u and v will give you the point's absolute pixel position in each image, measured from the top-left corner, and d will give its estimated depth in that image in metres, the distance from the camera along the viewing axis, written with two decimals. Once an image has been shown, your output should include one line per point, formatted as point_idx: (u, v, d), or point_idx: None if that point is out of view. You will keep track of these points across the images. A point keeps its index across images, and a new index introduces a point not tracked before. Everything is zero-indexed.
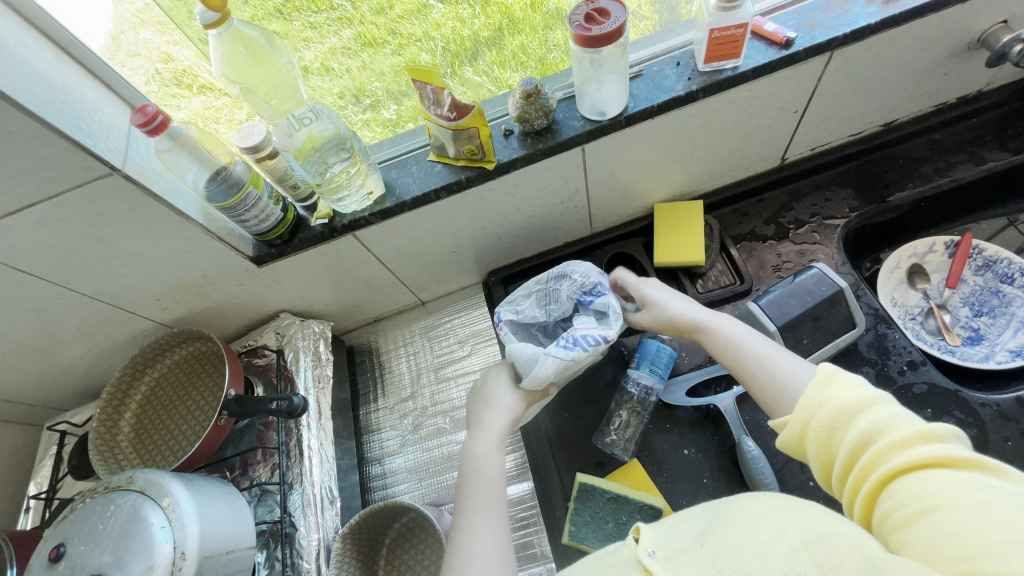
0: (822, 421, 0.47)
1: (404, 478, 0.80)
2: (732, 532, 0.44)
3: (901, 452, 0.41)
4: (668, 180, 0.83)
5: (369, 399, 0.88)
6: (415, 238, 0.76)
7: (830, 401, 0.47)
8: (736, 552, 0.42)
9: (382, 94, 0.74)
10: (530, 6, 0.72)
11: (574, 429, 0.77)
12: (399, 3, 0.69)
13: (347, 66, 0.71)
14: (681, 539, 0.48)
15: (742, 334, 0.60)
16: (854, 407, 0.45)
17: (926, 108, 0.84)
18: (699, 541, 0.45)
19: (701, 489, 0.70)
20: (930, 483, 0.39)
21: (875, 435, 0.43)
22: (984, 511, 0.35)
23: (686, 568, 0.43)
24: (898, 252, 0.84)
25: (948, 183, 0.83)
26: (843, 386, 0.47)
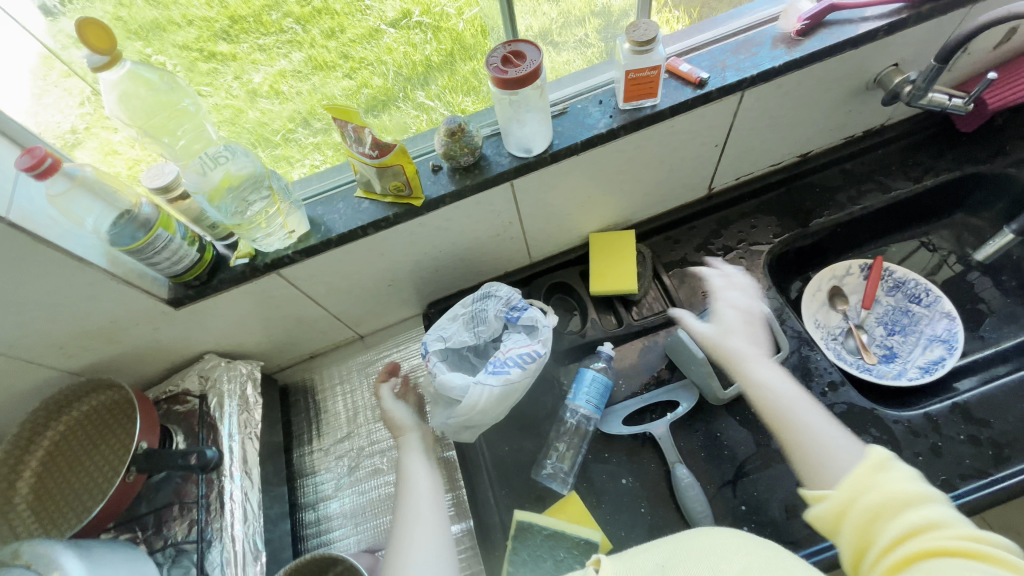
0: (867, 505, 0.47)
1: (339, 523, 0.77)
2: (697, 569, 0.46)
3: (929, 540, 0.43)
4: (602, 210, 0.84)
5: (304, 441, 0.85)
6: (346, 273, 0.75)
7: (894, 490, 0.47)
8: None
9: (334, 120, 0.68)
10: (481, 33, 0.69)
11: (515, 464, 0.76)
12: (349, 26, 0.64)
13: (295, 90, 0.65)
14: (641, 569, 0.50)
15: (793, 394, 0.60)
16: (908, 500, 0.46)
17: (836, 141, 0.90)
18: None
19: (639, 519, 0.70)
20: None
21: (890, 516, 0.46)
22: None
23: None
24: (819, 275, 0.89)
25: (859, 210, 0.89)
26: (897, 475, 0.48)
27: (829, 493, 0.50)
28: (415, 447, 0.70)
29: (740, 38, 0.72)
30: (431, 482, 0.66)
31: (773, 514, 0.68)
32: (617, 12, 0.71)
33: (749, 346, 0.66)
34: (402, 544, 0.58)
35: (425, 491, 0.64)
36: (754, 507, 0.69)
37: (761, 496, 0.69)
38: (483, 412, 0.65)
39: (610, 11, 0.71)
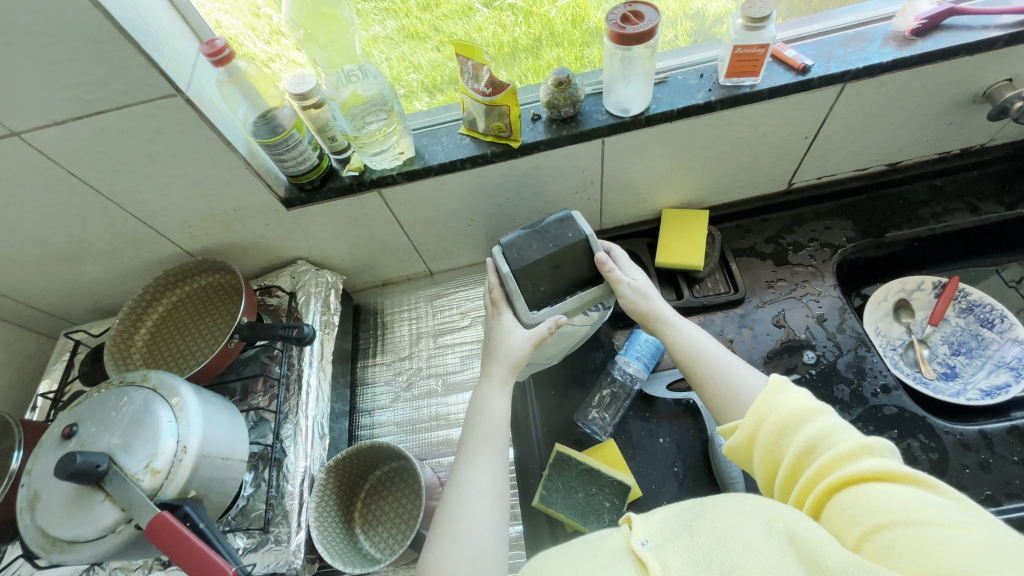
0: (772, 425, 0.52)
1: (391, 430, 0.84)
2: (721, 526, 0.47)
3: (846, 463, 0.45)
4: (679, 186, 0.87)
5: (368, 354, 0.93)
6: (435, 205, 0.81)
7: (781, 410, 0.52)
8: (725, 543, 0.45)
9: (417, 86, 0.79)
10: (571, 21, 0.76)
11: (559, 406, 0.81)
12: (445, 2, 0.73)
13: (387, 55, 0.75)
14: (672, 531, 0.52)
15: (714, 344, 0.64)
16: (801, 416, 0.51)
17: (930, 155, 0.89)
18: (689, 533, 0.48)
19: (670, 477, 0.74)
20: (876, 493, 0.42)
21: (819, 443, 0.48)
22: (929, 528, 0.37)
23: (672, 556, 0.47)
24: (887, 286, 0.89)
25: (943, 228, 0.88)
26: (791, 396, 0.53)
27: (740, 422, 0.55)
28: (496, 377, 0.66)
29: (850, 32, 0.73)
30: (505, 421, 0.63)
31: None
32: (710, 17, 0.76)
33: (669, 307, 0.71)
34: (455, 480, 0.58)
35: (489, 432, 0.62)
36: None
37: None
38: (547, 348, 0.77)
39: (704, 15, 0.76)
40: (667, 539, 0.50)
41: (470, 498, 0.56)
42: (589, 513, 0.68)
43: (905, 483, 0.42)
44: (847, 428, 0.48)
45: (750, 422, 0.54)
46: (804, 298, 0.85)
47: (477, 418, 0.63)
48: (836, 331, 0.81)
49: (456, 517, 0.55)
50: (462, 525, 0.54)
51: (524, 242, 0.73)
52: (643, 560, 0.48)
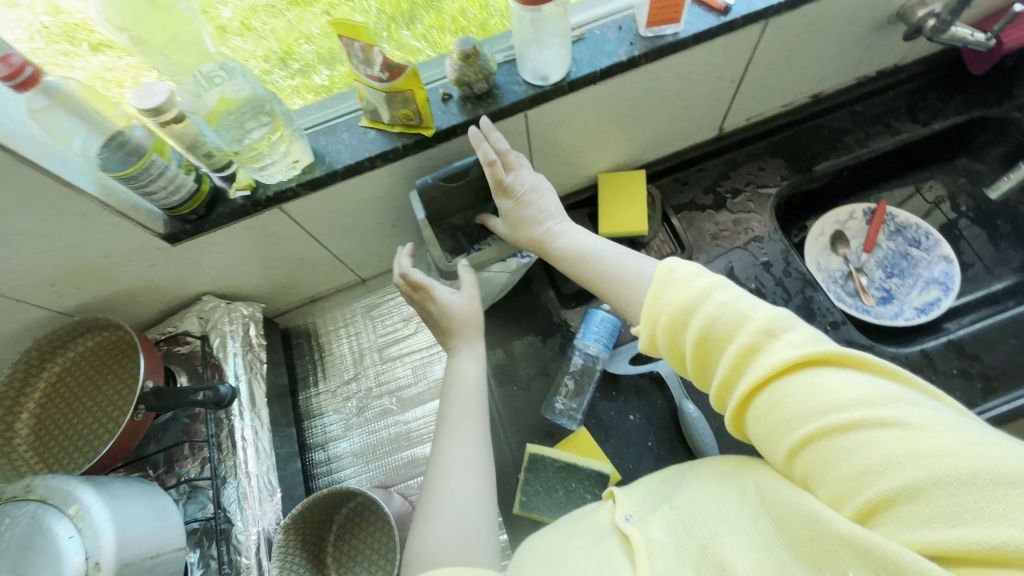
0: (665, 326, 0.47)
1: (350, 462, 0.78)
2: (699, 495, 0.45)
3: (755, 357, 0.41)
4: (611, 149, 0.82)
5: (309, 383, 0.84)
6: (351, 210, 0.72)
7: (674, 302, 0.46)
8: (708, 509, 0.43)
9: (313, 58, 0.66)
10: None
11: (524, 402, 0.77)
12: None
13: (270, 26, 0.62)
14: (651, 504, 0.50)
15: (611, 252, 0.61)
16: (689, 305, 0.46)
17: (848, 81, 0.89)
18: (670, 505, 0.46)
19: (646, 453, 0.73)
20: (792, 392, 0.39)
21: (715, 334, 0.44)
22: (855, 434, 0.36)
23: (655, 531, 0.44)
24: (823, 220, 0.90)
25: (867, 153, 0.89)
26: (677, 284, 0.47)
27: (642, 329, 0.50)
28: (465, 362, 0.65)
29: None
30: (478, 380, 0.63)
31: None
32: None
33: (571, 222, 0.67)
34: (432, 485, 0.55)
35: (466, 411, 0.60)
36: None
37: None
38: None
39: None
40: (648, 511, 0.48)
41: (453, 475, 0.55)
42: (574, 508, 0.67)
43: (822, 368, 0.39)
44: (747, 314, 0.43)
45: (646, 323, 0.49)
46: (749, 247, 0.84)
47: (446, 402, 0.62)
48: (782, 276, 0.81)
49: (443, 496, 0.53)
50: (448, 503, 0.52)
51: (443, 195, 0.67)
52: (626, 535, 0.45)
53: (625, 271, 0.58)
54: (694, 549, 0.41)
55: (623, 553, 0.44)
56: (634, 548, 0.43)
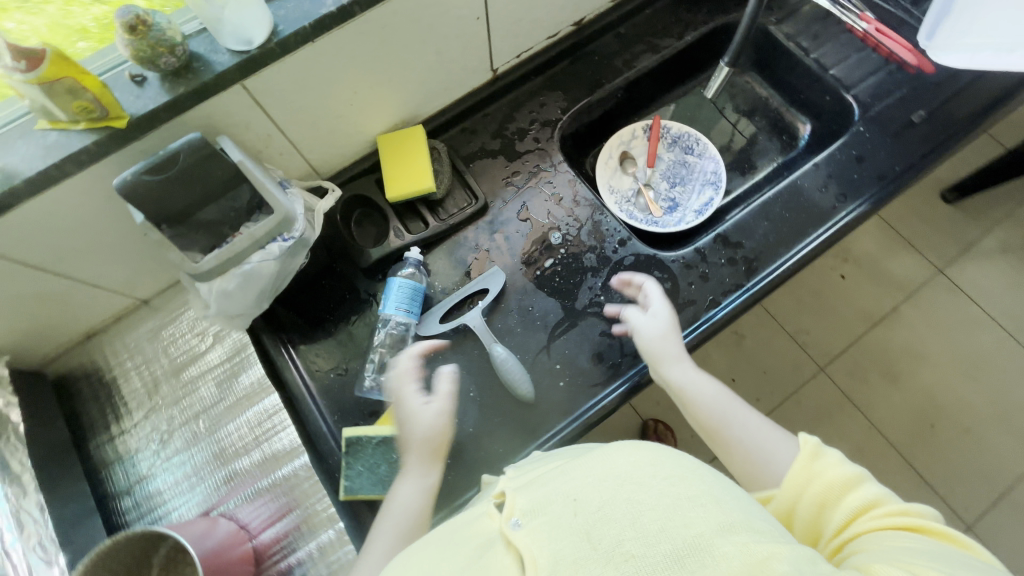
0: (811, 500, 0.49)
1: (163, 498, 0.71)
2: (610, 505, 0.40)
3: (876, 514, 0.44)
4: (379, 108, 0.78)
5: (100, 429, 0.74)
6: (71, 228, 0.62)
7: (822, 471, 0.50)
8: (614, 520, 0.39)
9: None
10: None
11: (339, 387, 0.75)
12: None
13: None
14: (544, 500, 0.44)
15: (721, 399, 0.63)
16: (841, 484, 0.48)
17: (605, 5, 0.91)
18: (572, 510, 0.41)
19: (469, 404, 0.74)
20: (880, 538, 0.41)
21: (867, 508, 0.45)
22: (916, 558, 0.36)
23: (546, 539, 0.40)
24: (608, 144, 0.94)
25: (635, 73, 0.93)
26: (829, 462, 0.50)
27: (775, 493, 0.51)
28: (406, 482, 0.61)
29: None
30: (419, 511, 0.60)
31: (584, 366, 0.75)
32: None
33: (677, 345, 0.68)
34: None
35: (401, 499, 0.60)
36: (567, 364, 0.75)
37: (572, 354, 0.76)
38: (234, 298, 0.65)
39: None
40: (537, 514, 0.42)
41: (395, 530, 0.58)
42: (398, 478, 0.66)
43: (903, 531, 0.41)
44: (888, 497, 0.45)
45: (788, 493, 0.51)
46: (539, 185, 0.85)
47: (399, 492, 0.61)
48: (572, 206, 0.84)
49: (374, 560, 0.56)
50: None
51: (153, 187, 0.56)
52: (516, 546, 0.41)
53: (744, 441, 0.59)
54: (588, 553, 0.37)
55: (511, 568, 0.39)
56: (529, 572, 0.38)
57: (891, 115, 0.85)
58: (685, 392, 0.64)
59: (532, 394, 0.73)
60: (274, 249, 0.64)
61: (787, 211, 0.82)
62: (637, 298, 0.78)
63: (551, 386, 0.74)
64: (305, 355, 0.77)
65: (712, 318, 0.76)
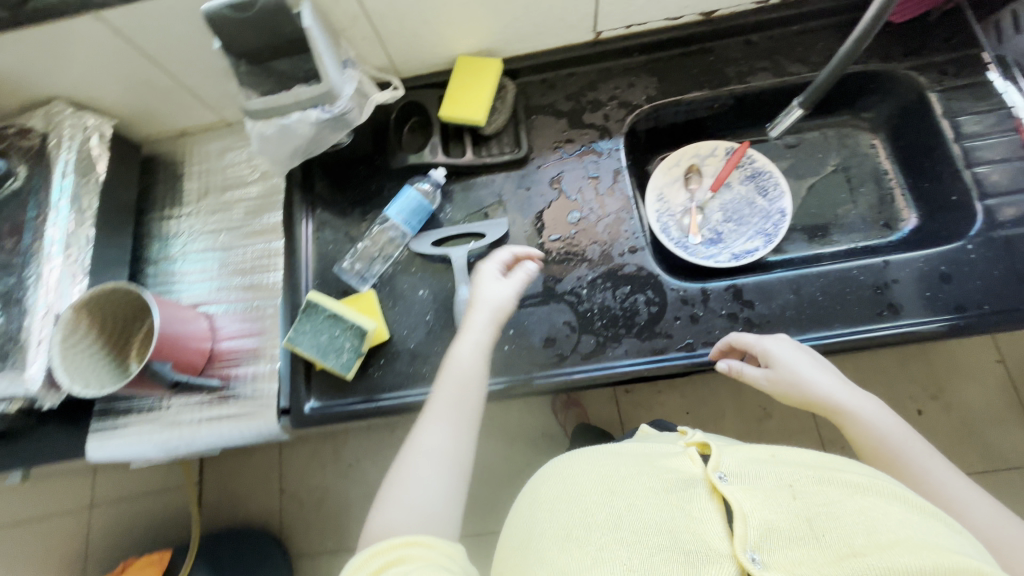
0: None
1: (176, 280, 0.87)
2: (840, 500, 0.42)
3: None
4: (466, 29, 0.80)
5: (158, 208, 0.91)
6: (183, 37, 0.73)
7: None
8: (836, 523, 0.40)
9: None
10: None
11: (329, 259, 0.83)
12: None
13: None
14: (754, 465, 0.47)
15: (907, 436, 0.57)
16: None
17: (745, 3, 0.82)
18: (789, 494, 0.43)
19: (421, 324, 0.79)
20: None
21: None
22: None
23: (765, 510, 0.42)
24: (680, 151, 0.88)
25: (743, 88, 0.84)
26: None
27: None
28: (489, 291, 0.68)
29: None
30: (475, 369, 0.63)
31: (534, 341, 0.76)
32: None
33: (838, 383, 0.62)
34: (398, 471, 0.56)
35: (465, 398, 0.61)
36: (519, 333, 0.76)
37: (529, 326, 0.76)
38: (274, 144, 0.74)
39: None
40: (832, 479, 0.44)
41: (415, 461, 0.56)
42: (330, 352, 0.74)
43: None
44: None
45: None
46: (584, 162, 0.83)
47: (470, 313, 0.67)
48: (604, 194, 0.81)
49: (404, 483, 0.54)
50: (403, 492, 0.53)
51: (235, 28, 0.64)
52: (723, 497, 0.45)
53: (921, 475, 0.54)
54: (862, 543, 0.38)
55: (714, 513, 0.44)
56: (737, 526, 0.41)
57: (1011, 246, 0.70)
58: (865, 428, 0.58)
59: None
60: (312, 115, 0.70)
61: (823, 294, 0.73)
62: (616, 306, 0.76)
63: (496, 346, 0.76)
64: (318, 222, 0.85)
65: (678, 360, 0.72)
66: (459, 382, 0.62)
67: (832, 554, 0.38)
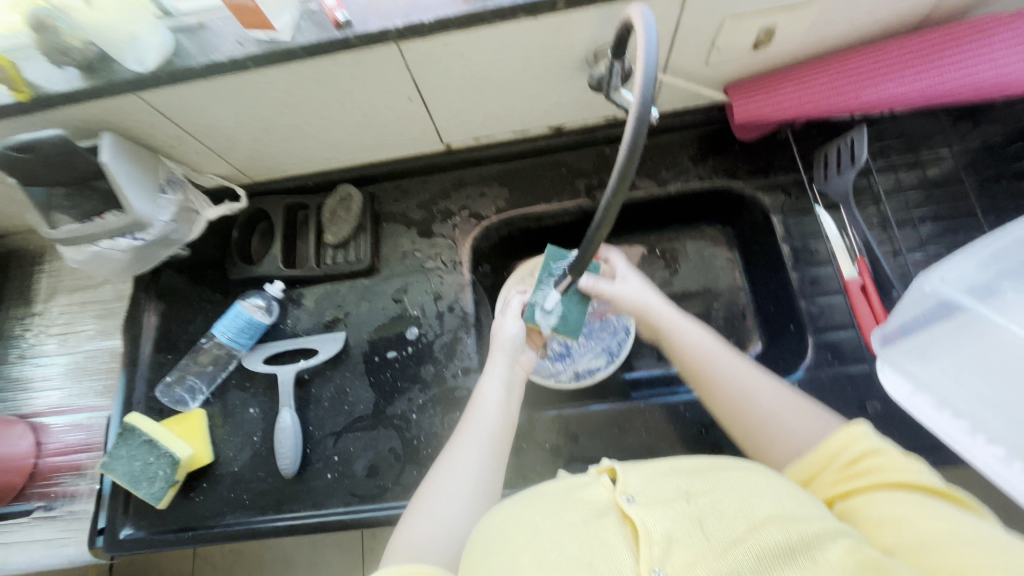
0: (856, 453, 0.46)
1: (16, 387, 0.86)
2: (724, 499, 0.41)
3: (883, 466, 0.45)
4: (305, 144, 0.79)
5: (8, 306, 0.90)
6: None
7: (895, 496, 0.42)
8: (727, 519, 0.39)
9: None
10: None
11: (164, 370, 0.81)
12: None
13: None
14: (659, 486, 0.44)
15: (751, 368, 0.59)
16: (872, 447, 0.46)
17: (592, 119, 0.80)
18: (683, 499, 0.42)
19: (248, 445, 0.77)
20: (902, 500, 0.41)
21: (874, 462, 0.45)
22: (946, 530, 0.38)
23: (663, 520, 0.40)
24: (535, 260, 0.86)
25: (592, 203, 0.83)
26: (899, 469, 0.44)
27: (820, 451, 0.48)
28: (497, 371, 0.65)
29: None
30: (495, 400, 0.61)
31: (356, 471, 0.73)
32: None
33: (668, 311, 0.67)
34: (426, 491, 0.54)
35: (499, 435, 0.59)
36: (344, 459, 0.74)
37: (354, 452, 0.74)
38: (90, 265, 0.74)
39: None
40: (723, 484, 0.42)
41: (438, 495, 0.53)
42: (143, 479, 0.72)
43: (922, 491, 0.42)
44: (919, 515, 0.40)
45: (824, 449, 0.48)
46: (429, 275, 0.82)
47: (472, 410, 0.61)
48: (445, 310, 0.80)
49: (420, 515, 0.52)
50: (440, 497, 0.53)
51: (26, 168, 0.64)
52: (631, 522, 0.41)
53: (740, 390, 0.57)
54: (741, 531, 0.38)
55: (625, 540, 0.40)
56: (642, 544, 0.39)
57: (840, 386, 0.67)
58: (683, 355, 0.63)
59: (295, 470, 0.73)
60: (122, 241, 0.71)
61: (647, 431, 0.72)
62: (442, 434, 0.74)
63: (319, 473, 0.74)
64: (161, 330, 0.83)
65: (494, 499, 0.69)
66: (489, 437, 0.58)
67: (719, 550, 0.37)
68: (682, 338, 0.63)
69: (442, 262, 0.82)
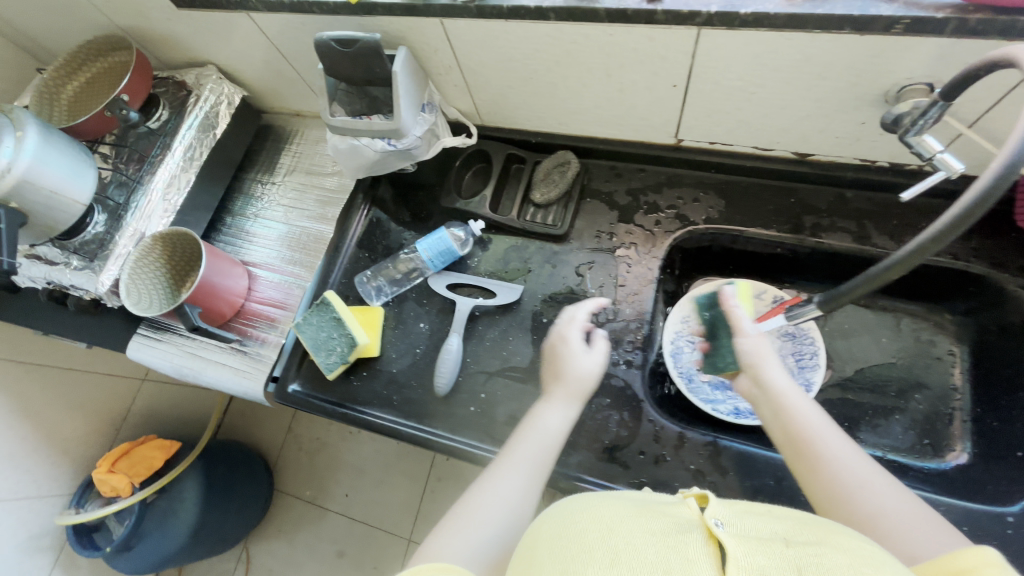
0: None
1: (243, 236, 1.01)
2: (834, 555, 0.34)
3: None
4: (549, 102, 0.82)
5: (256, 170, 1.06)
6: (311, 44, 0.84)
7: None
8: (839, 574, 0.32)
9: None
10: None
11: (359, 264, 0.91)
12: None
13: None
14: (750, 521, 0.39)
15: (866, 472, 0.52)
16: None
17: (848, 158, 0.74)
18: (784, 544, 0.36)
19: (409, 354, 0.83)
20: None
21: None
22: None
23: (759, 555, 0.35)
24: (726, 281, 0.83)
25: (813, 242, 0.77)
26: None
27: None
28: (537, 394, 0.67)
29: None
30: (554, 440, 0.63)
31: (497, 415, 0.76)
32: None
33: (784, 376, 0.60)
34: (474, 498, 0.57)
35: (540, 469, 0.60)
36: (489, 399, 0.77)
37: (499, 396, 0.77)
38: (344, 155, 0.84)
39: None
40: (833, 542, 0.36)
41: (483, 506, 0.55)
42: (322, 349, 0.82)
43: None
44: None
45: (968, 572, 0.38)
46: (618, 260, 0.82)
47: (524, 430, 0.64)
48: (624, 298, 0.80)
49: (454, 534, 0.53)
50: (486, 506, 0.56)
51: (336, 59, 0.73)
52: (719, 543, 0.36)
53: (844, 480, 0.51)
54: None
55: (707, 557, 0.35)
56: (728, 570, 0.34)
57: None
58: (787, 423, 0.57)
59: (445, 392, 0.78)
60: (379, 142, 0.78)
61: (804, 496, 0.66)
62: (587, 414, 0.74)
63: (463, 403, 0.78)
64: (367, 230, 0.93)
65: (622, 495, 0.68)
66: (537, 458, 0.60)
67: None
68: (798, 412, 0.57)
69: (632, 251, 0.82)
